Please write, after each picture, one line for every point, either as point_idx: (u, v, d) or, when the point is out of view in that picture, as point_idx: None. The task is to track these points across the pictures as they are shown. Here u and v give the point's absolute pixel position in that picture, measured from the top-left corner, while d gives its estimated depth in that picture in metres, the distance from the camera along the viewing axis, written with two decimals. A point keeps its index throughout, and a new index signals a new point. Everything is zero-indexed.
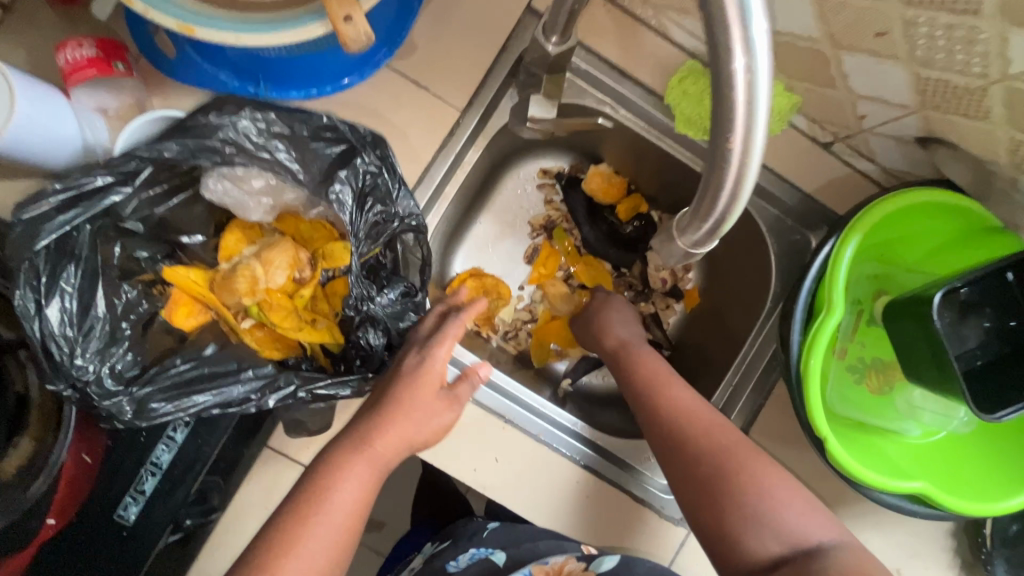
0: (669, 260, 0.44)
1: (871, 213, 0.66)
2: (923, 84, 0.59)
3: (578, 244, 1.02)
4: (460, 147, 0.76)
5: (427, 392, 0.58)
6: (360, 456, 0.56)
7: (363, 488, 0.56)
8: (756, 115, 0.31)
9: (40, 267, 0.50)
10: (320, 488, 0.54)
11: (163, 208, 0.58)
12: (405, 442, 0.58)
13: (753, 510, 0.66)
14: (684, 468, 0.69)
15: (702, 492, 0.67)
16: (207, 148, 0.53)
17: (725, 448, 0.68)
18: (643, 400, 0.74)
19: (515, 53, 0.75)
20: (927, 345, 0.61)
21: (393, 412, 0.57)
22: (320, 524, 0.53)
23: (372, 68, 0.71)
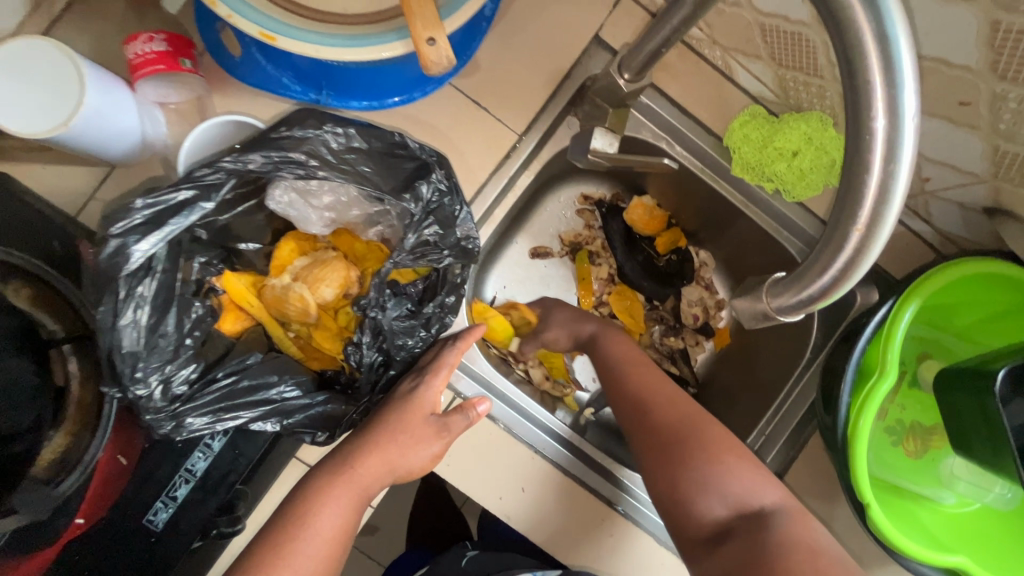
0: (745, 319, 0.43)
1: (932, 281, 0.65)
2: (1000, 157, 0.58)
3: (612, 271, 1.01)
4: (514, 170, 0.75)
5: (415, 418, 0.58)
6: (342, 478, 0.56)
7: (345, 512, 0.55)
8: (891, 198, 0.31)
9: (119, 278, 0.49)
10: (302, 514, 0.54)
11: (229, 215, 0.57)
12: (386, 465, 0.58)
13: (686, 479, 0.65)
14: (642, 434, 0.69)
15: (653, 447, 0.68)
16: (291, 160, 0.52)
17: (679, 417, 0.68)
18: (610, 373, 0.75)
19: (578, 81, 0.74)
20: (981, 417, 0.61)
21: (377, 435, 0.58)
22: (296, 551, 0.52)
23: (435, 86, 0.70)
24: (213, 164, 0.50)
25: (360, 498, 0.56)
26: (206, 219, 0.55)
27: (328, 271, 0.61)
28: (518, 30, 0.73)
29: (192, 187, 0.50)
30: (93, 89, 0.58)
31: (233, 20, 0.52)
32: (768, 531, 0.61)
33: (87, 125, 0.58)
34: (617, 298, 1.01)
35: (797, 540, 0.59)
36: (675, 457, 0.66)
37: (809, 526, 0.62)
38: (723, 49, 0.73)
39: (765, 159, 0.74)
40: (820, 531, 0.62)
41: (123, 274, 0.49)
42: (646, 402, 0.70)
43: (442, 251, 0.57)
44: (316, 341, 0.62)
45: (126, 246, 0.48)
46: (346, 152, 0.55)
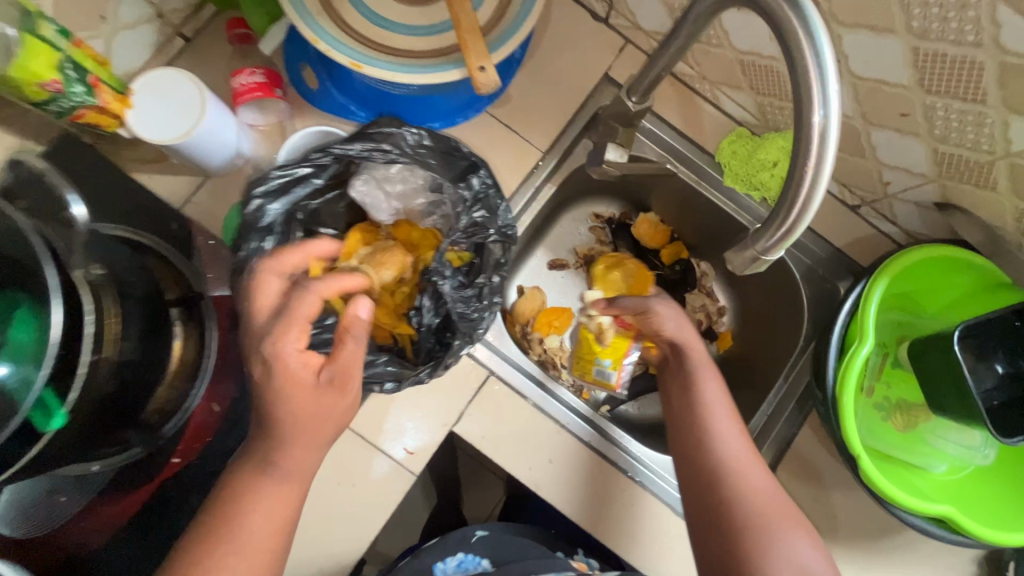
0: (736, 267, 0.55)
1: (893, 264, 0.77)
2: (940, 157, 0.72)
3: None
4: (539, 182, 0.89)
5: (303, 393, 0.56)
6: (265, 474, 0.58)
7: (276, 504, 0.58)
8: (827, 148, 0.44)
9: (255, 229, 0.65)
10: (234, 512, 0.57)
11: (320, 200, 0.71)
12: (311, 450, 0.59)
13: (752, 556, 0.67)
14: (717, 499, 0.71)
15: (730, 512, 0.70)
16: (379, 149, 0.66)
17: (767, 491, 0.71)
18: (691, 426, 0.76)
19: (591, 109, 0.90)
20: (947, 376, 0.70)
21: (280, 429, 0.57)
22: (234, 553, 0.56)
23: (474, 112, 0.86)
24: (325, 150, 0.65)
25: (287, 487, 0.59)
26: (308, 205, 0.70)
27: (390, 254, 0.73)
28: (542, 70, 0.90)
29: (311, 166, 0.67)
30: (211, 110, 0.72)
31: (330, 53, 0.68)
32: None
33: (204, 138, 0.72)
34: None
35: None
36: (756, 531, 0.68)
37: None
38: (712, 83, 0.88)
39: (752, 170, 0.88)
40: None
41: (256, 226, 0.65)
42: (740, 468, 0.72)
43: (487, 231, 0.70)
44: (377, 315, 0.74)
45: (264, 205, 0.64)
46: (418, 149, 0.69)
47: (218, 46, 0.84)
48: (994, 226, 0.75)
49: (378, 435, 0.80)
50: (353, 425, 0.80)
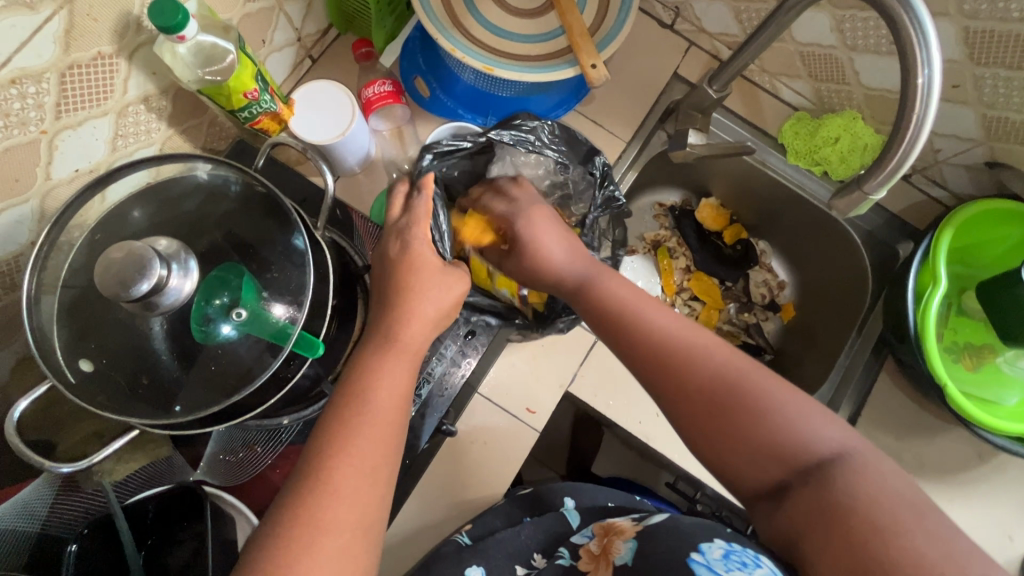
0: (844, 209, 0.65)
1: (956, 218, 0.87)
2: (989, 122, 0.83)
3: (689, 263, 1.24)
4: (624, 169, 1.01)
5: (428, 273, 0.70)
6: (393, 351, 0.65)
7: (402, 376, 0.64)
8: (929, 99, 0.54)
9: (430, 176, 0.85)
10: (364, 385, 0.62)
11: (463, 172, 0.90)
12: (425, 327, 0.68)
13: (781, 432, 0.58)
14: (670, 382, 0.64)
15: (650, 371, 0.67)
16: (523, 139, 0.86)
17: (706, 362, 0.63)
18: (612, 308, 0.72)
19: (666, 103, 1.02)
20: (1016, 311, 0.80)
21: (405, 306, 0.67)
22: (366, 419, 0.60)
23: (565, 110, 0.97)
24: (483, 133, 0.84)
25: (405, 365, 0.65)
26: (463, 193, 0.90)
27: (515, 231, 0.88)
28: (620, 73, 1.02)
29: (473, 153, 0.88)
30: (358, 115, 0.83)
31: (466, 60, 0.80)
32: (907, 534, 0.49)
33: (352, 139, 0.83)
34: (697, 282, 1.22)
35: (878, 507, 0.51)
36: (679, 387, 0.64)
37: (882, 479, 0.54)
38: (771, 74, 1.01)
39: (814, 148, 0.99)
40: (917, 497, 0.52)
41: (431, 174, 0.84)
42: (675, 341, 0.66)
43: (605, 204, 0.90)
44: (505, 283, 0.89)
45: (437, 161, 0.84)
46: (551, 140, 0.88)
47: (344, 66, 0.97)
48: None
49: (503, 397, 0.90)
50: (483, 390, 0.90)
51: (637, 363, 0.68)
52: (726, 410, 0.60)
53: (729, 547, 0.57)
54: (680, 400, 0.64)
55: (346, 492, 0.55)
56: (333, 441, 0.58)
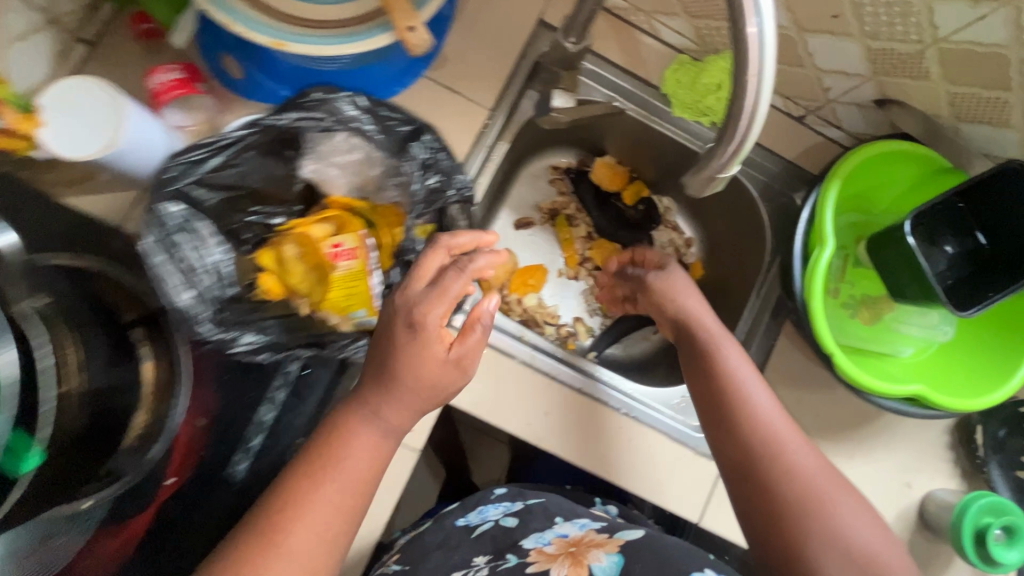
0: (697, 191, 0.55)
1: (846, 167, 0.80)
2: (874, 55, 0.73)
3: (590, 230, 1.15)
4: (491, 140, 0.88)
5: (430, 364, 0.61)
6: (367, 424, 0.63)
7: (373, 451, 0.63)
8: (765, 52, 0.44)
9: (160, 206, 0.61)
10: (336, 448, 0.62)
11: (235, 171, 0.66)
12: (410, 411, 0.64)
13: (822, 523, 0.68)
14: (755, 478, 0.72)
15: (758, 505, 0.71)
16: (309, 117, 0.64)
17: (791, 470, 0.71)
18: (724, 417, 0.76)
19: (531, 59, 0.88)
20: (904, 267, 0.74)
21: (388, 389, 0.62)
22: (326, 491, 0.60)
23: (412, 77, 0.83)
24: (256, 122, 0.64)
25: (384, 439, 0.64)
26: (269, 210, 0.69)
27: (343, 238, 0.70)
28: (473, 26, 0.87)
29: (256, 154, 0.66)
30: (129, 115, 0.67)
31: (249, 35, 0.63)
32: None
33: (129, 145, 0.68)
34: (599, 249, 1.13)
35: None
36: (780, 505, 0.70)
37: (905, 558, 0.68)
38: (646, 13, 0.87)
39: (700, 98, 0.88)
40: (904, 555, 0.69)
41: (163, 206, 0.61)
42: (778, 446, 0.73)
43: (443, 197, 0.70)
44: (331, 301, 0.71)
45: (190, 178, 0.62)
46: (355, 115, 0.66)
47: (127, 47, 0.78)
48: (932, 113, 0.78)
49: None
50: None
51: (732, 456, 0.75)
52: (796, 517, 0.69)
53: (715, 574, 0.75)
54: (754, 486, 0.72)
55: (295, 551, 0.57)
56: (282, 513, 0.58)
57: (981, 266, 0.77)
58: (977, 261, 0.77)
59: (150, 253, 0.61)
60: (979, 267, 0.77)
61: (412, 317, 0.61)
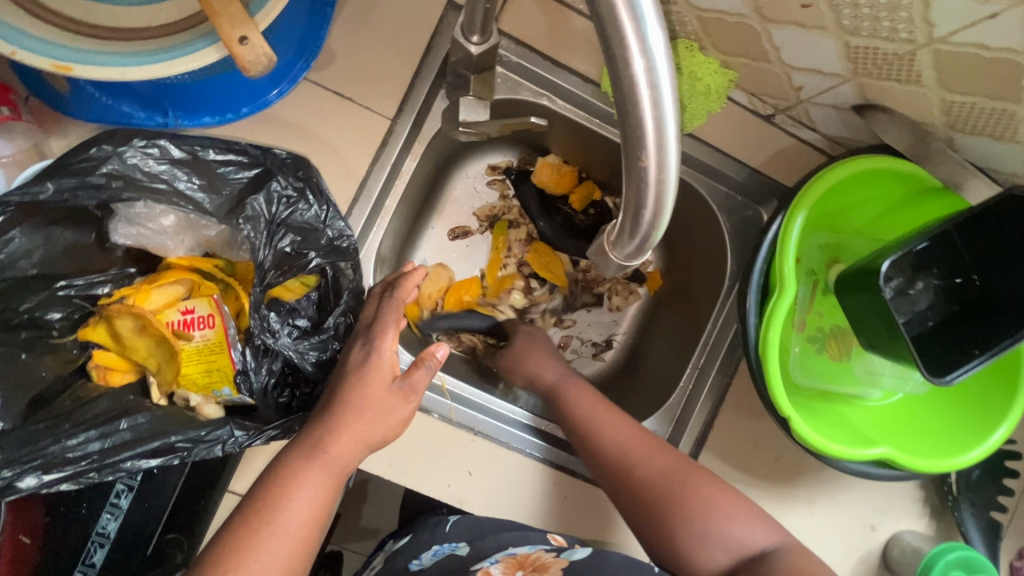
0: (606, 271, 0.42)
1: (816, 187, 0.67)
2: (854, 53, 0.58)
3: (533, 234, 0.98)
4: (395, 157, 0.72)
5: (378, 387, 0.54)
6: (316, 463, 0.53)
7: (321, 494, 0.53)
8: (665, 126, 0.29)
9: None
10: (276, 494, 0.52)
11: None
12: (360, 445, 0.55)
13: (694, 525, 0.67)
14: (625, 492, 0.70)
15: (640, 508, 0.69)
16: (89, 185, 0.49)
17: (665, 468, 0.70)
18: (578, 432, 0.74)
19: (440, 53, 0.72)
20: (877, 312, 0.62)
21: (345, 415, 0.54)
22: (275, 534, 0.50)
23: (290, 83, 0.67)
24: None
25: (334, 478, 0.54)
26: (81, 282, 0.56)
27: (195, 303, 0.57)
28: (365, 13, 0.70)
29: (21, 235, 0.50)
30: None
31: (18, 57, 0.47)
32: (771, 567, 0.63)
33: None
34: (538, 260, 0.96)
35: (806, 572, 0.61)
36: (667, 513, 0.68)
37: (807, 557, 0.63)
38: None
39: None
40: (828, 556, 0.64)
41: None
42: (628, 460, 0.70)
43: (304, 258, 0.57)
44: (185, 381, 0.58)
45: None
46: (170, 166, 0.52)
47: None
48: (922, 122, 0.64)
49: None
50: None
51: (603, 475, 0.73)
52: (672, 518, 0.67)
53: None
54: (626, 500, 0.70)
55: None
56: None
57: (967, 304, 0.65)
58: (963, 299, 0.65)
59: None
60: (965, 306, 0.65)
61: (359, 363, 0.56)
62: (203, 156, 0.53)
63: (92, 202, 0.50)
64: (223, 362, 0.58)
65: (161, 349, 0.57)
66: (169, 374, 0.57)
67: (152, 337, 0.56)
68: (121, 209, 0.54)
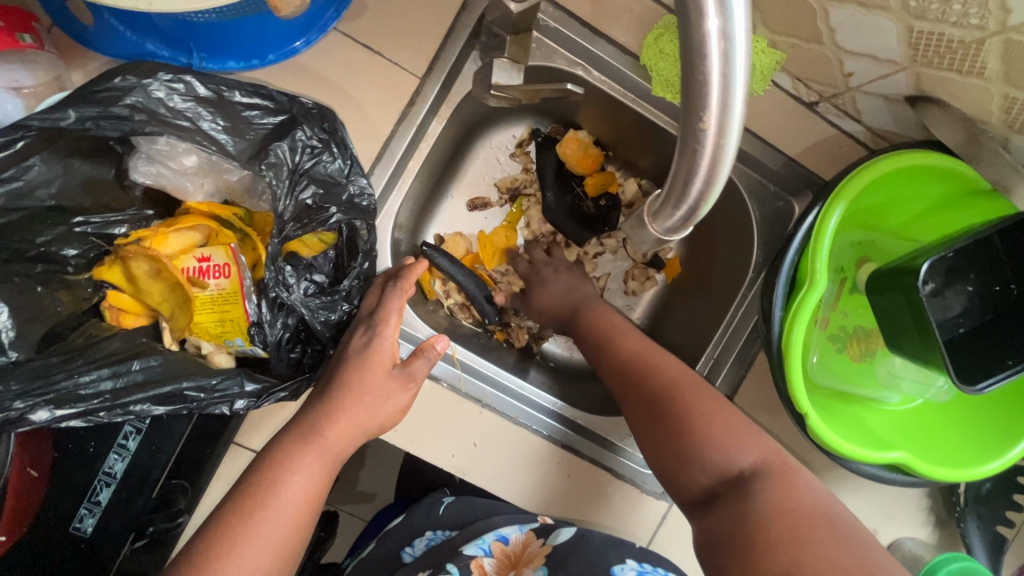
0: (641, 245, 0.41)
1: (857, 180, 0.64)
2: (916, 38, 0.55)
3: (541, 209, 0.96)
4: (422, 118, 0.70)
5: (376, 374, 0.55)
6: (312, 447, 0.53)
7: (315, 479, 0.53)
8: (733, 87, 0.27)
9: None
10: (270, 478, 0.52)
11: (6, 189, 0.47)
12: (356, 431, 0.55)
13: (676, 439, 0.64)
14: (628, 397, 0.70)
15: (639, 421, 0.69)
16: (112, 117, 0.47)
17: (663, 381, 0.68)
18: (599, 350, 0.77)
19: (476, 11, 0.68)
20: (909, 315, 0.60)
21: (342, 400, 0.54)
22: (268, 518, 0.50)
23: (319, 33, 0.65)
24: (16, 126, 0.44)
25: (330, 465, 0.54)
26: (98, 220, 0.55)
27: (211, 251, 0.56)
28: None
29: (41, 163, 0.49)
30: None
31: None
32: (751, 497, 0.58)
33: None
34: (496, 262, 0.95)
35: (772, 507, 0.56)
36: (657, 427, 0.66)
37: (792, 485, 0.59)
38: None
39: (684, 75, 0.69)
40: (806, 490, 0.58)
41: None
42: (629, 374, 0.71)
43: (324, 212, 0.55)
44: (198, 328, 0.57)
45: None
46: (193, 103, 0.50)
47: None
48: (977, 119, 0.61)
49: None
50: None
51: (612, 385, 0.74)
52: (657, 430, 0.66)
53: (640, 567, 0.68)
54: (630, 408, 0.70)
55: None
56: (210, 565, 0.48)
57: (1003, 313, 0.62)
58: (998, 308, 0.63)
59: None
60: (1001, 315, 0.62)
61: (360, 349, 0.56)
62: (229, 96, 0.51)
63: (115, 135, 0.47)
64: (234, 313, 0.57)
65: (173, 294, 0.56)
66: (181, 320, 0.56)
67: (165, 283, 0.55)
68: (143, 145, 0.52)
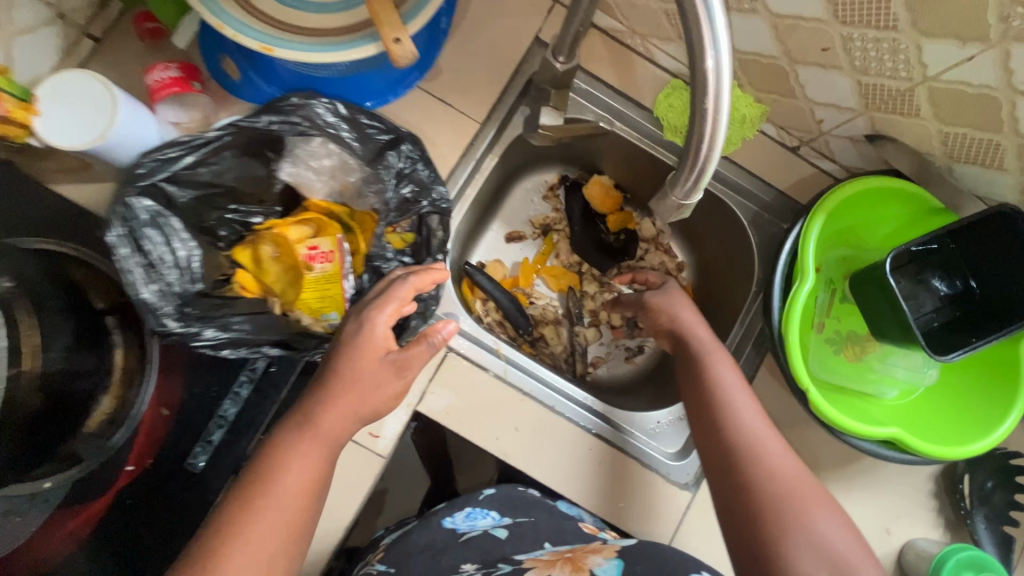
0: (664, 216, 0.55)
1: (834, 197, 0.79)
2: (865, 89, 0.72)
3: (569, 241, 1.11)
4: (479, 154, 0.88)
5: (368, 361, 0.63)
6: (305, 437, 0.61)
7: (311, 464, 0.60)
8: (722, 82, 0.43)
9: (127, 206, 0.62)
10: (273, 466, 0.59)
11: (208, 167, 0.67)
12: (347, 419, 0.63)
13: (798, 530, 0.60)
14: (735, 470, 0.66)
15: (748, 497, 0.64)
16: (290, 122, 0.67)
17: (782, 463, 0.66)
18: (706, 405, 0.72)
19: (525, 76, 0.89)
20: (887, 306, 0.73)
21: (337, 392, 0.62)
22: (267, 502, 0.57)
23: (404, 88, 0.84)
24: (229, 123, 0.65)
25: (324, 451, 0.61)
26: (244, 210, 0.73)
27: (320, 240, 0.70)
28: (469, 41, 0.88)
29: (233, 155, 0.69)
30: (123, 116, 0.69)
31: (238, 39, 0.65)
32: None
33: (121, 142, 0.70)
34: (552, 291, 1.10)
35: None
36: (775, 513, 0.62)
37: None
38: (642, 36, 0.88)
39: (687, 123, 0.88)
40: None
41: (137, 212, 0.63)
42: (753, 445, 0.67)
43: (419, 205, 0.71)
44: (302, 303, 0.70)
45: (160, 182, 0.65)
46: (337, 119, 0.69)
47: (134, 45, 0.81)
48: (924, 153, 0.77)
49: None
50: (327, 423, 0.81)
51: (716, 449, 0.69)
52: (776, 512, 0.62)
53: None
54: (733, 479, 0.66)
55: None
56: (222, 544, 0.55)
57: (970, 311, 0.75)
58: (966, 306, 0.75)
59: (114, 246, 0.62)
60: (968, 311, 0.75)
61: (353, 342, 0.64)
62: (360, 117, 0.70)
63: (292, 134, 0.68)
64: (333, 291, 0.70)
65: (288, 275, 0.71)
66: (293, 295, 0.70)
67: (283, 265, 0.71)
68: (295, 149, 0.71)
